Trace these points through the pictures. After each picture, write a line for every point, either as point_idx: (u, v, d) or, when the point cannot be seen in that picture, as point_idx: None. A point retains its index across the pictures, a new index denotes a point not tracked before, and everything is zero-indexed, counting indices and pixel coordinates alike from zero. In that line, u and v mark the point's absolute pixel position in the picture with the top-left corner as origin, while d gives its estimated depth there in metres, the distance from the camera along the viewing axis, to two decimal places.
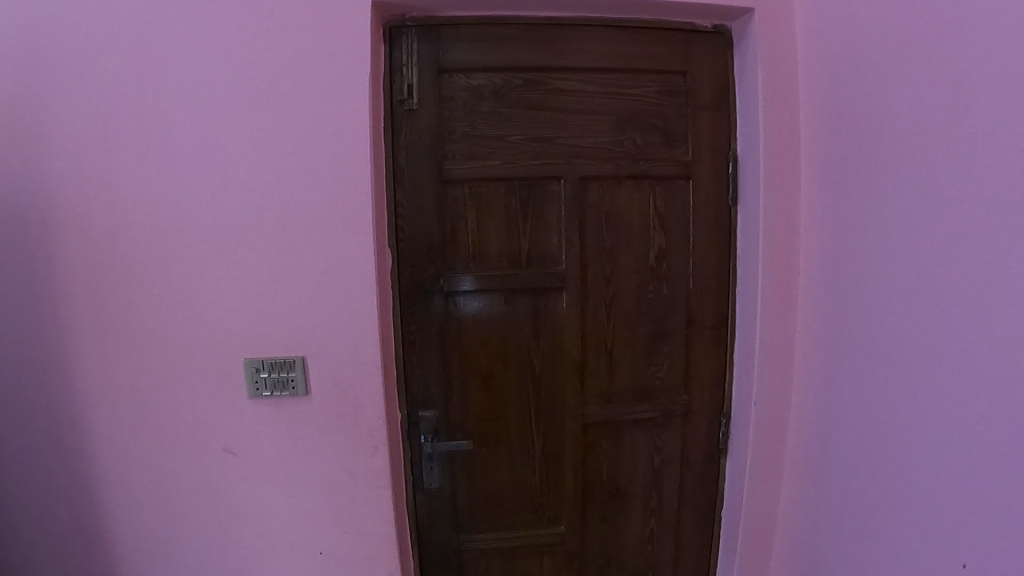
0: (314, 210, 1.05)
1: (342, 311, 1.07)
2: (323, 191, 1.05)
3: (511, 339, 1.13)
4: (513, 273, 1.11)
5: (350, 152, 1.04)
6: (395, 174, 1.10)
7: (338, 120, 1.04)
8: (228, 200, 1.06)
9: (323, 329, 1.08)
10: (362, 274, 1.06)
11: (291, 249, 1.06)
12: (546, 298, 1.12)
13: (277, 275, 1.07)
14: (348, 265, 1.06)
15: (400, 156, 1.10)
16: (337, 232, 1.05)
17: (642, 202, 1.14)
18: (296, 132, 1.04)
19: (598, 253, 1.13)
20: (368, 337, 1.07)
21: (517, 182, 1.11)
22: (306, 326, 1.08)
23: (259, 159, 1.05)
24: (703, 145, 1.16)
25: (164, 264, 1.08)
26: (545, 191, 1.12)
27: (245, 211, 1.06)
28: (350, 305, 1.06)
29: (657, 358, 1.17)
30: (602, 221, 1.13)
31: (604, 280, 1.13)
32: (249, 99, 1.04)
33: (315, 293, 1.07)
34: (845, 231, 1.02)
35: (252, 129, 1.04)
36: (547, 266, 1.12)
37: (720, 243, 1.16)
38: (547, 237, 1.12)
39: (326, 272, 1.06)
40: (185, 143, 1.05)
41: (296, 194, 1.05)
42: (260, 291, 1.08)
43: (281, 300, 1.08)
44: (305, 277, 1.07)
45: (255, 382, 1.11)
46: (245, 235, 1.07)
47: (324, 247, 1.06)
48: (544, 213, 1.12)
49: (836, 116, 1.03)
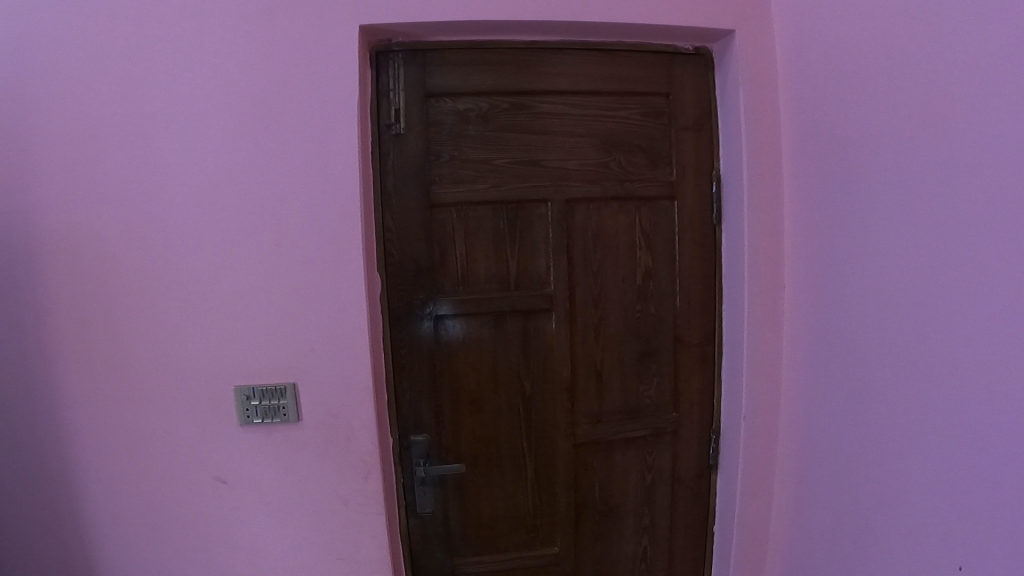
0: (303, 237, 1.05)
1: (333, 336, 1.07)
2: (312, 218, 1.05)
3: (501, 361, 1.13)
4: (501, 296, 1.11)
5: (339, 178, 1.05)
6: (383, 199, 1.11)
7: (326, 146, 1.04)
8: (218, 229, 1.06)
9: (314, 354, 1.07)
10: (353, 298, 1.06)
11: (281, 276, 1.06)
12: (534, 319, 1.13)
13: (267, 302, 1.07)
14: (338, 289, 1.06)
15: (387, 180, 1.11)
16: (327, 258, 1.05)
17: (629, 222, 1.14)
18: (285, 159, 1.04)
19: (586, 274, 1.13)
20: (359, 362, 1.07)
21: (504, 205, 1.12)
22: (297, 352, 1.08)
23: (248, 187, 1.05)
24: (687, 164, 1.17)
25: (154, 293, 1.08)
26: (532, 214, 1.12)
27: (235, 239, 1.06)
28: (341, 331, 1.06)
29: (646, 377, 1.17)
30: (590, 241, 1.13)
31: (593, 301, 1.13)
32: (238, 127, 1.04)
33: (305, 320, 1.07)
34: (830, 247, 1.04)
35: (241, 156, 1.04)
36: (535, 287, 1.12)
37: (707, 261, 1.17)
38: (534, 259, 1.12)
39: (317, 298, 1.06)
40: (173, 171, 1.05)
41: (286, 222, 1.05)
42: (250, 318, 1.08)
43: (272, 327, 1.08)
44: (295, 303, 1.07)
45: (246, 410, 1.11)
46: (234, 263, 1.07)
47: (314, 273, 1.06)
48: (531, 235, 1.12)
49: (818, 134, 1.06)
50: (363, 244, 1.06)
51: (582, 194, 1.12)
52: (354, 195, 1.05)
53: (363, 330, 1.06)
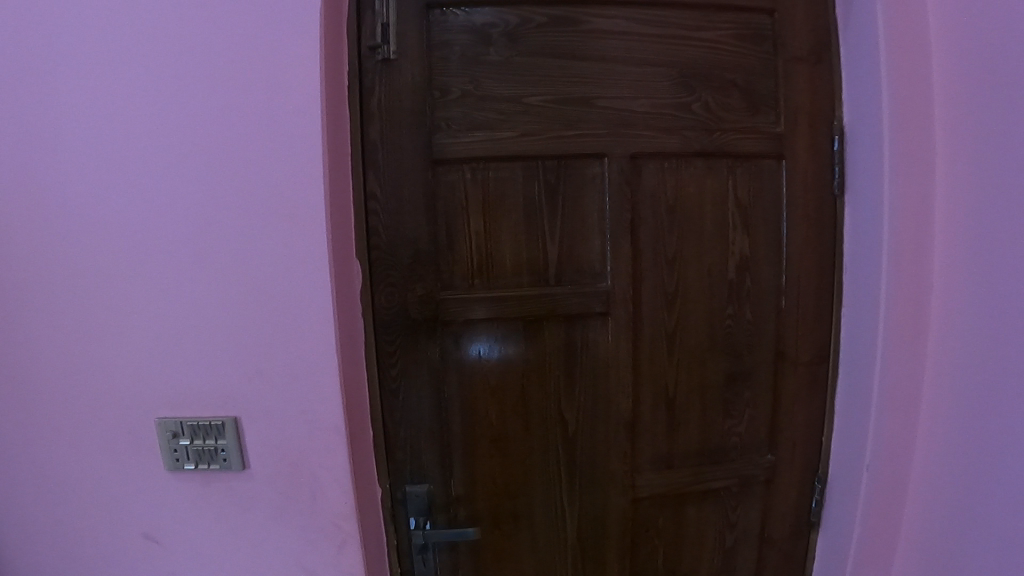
0: (242, 203, 0.70)
1: (288, 353, 0.72)
2: (254, 175, 0.70)
3: (534, 387, 0.79)
4: (536, 295, 0.77)
5: (292, 117, 0.69)
6: (366, 155, 0.76)
7: (274, 71, 0.69)
8: (118, 191, 0.70)
9: (262, 379, 0.73)
10: (315, 298, 0.71)
11: (211, 263, 0.71)
12: (583, 327, 0.78)
13: (193, 302, 0.72)
14: (294, 284, 0.71)
15: (371, 127, 0.76)
16: (278, 235, 0.70)
17: (719, 190, 0.79)
18: (215, 87, 0.69)
19: (658, 263, 0.78)
20: (327, 392, 0.72)
21: (540, 163, 0.77)
22: (237, 375, 0.74)
23: (160, 128, 0.69)
24: (798, 110, 0.82)
25: (28, 285, 0.72)
26: (581, 175, 0.77)
27: (143, 207, 0.70)
28: (300, 345, 0.72)
29: (734, 408, 0.84)
30: (664, 216, 0.78)
31: (667, 302, 0.79)
32: (148, 37, 0.68)
33: (247, 327, 0.72)
34: (1014, 230, 0.68)
35: (152, 81, 0.69)
36: (584, 282, 0.77)
37: (824, 247, 0.83)
38: (585, 241, 0.77)
39: (264, 296, 0.71)
40: (50, 103, 0.69)
41: (217, 181, 0.70)
42: (170, 325, 0.73)
43: (201, 338, 0.73)
44: (234, 303, 0.72)
45: (173, 453, 0.77)
46: (143, 243, 0.71)
47: (260, 258, 0.71)
48: (581, 206, 0.77)
49: (1004, 59, 0.68)
50: (332, 216, 0.71)
51: (653, 149, 0.77)
52: (315, 143, 0.69)
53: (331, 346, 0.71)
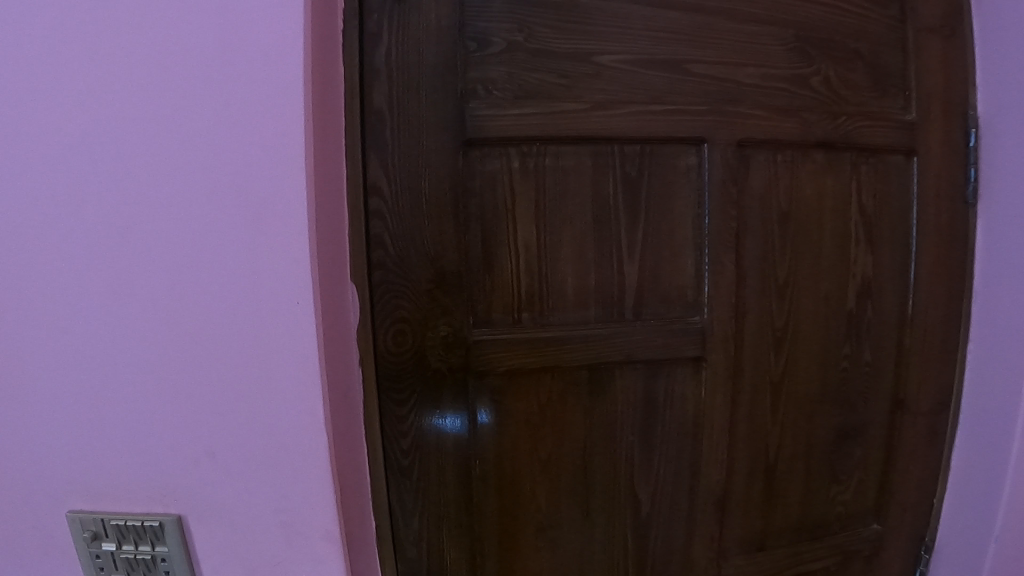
0: (178, 195, 0.44)
1: (255, 424, 0.48)
2: (197, 151, 0.43)
3: (598, 456, 0.58)
4: (609, 335, 0.55)
5: (256, 60, 0.43)
6: (366, 130, 0.52)
7: None
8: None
9: (215, 463, 0.49)
10: (292, 345, 0.46)
11: (134, 286, 0.45)
12: (668, 378, 0.57)
13: (108, 346, 0.47)
14: (262, 323, 0.46)
15: (375, 90, 0.52)
16: (237, 249, 0.45)
17: (841, 193, 0.60)
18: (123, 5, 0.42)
19: (766, 290, 0.58)
20: (312, 480, 0.49)
21: (616, 151, 0.55)
22: (178, 457, 0.49)
23: (43, 72, 0.42)
24: (931, 93, 0.64)
25: None
26: (672, 168, 0.55)
27: (15, 203, 0.44)
28: (271, 414, 0.47)
29: (841, 472, 0.66)
30: (776, 227, 0.58)
31: (775, 341, 0.59)
32: None
33: (194, 386, 0.47)
34: None
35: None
36: (672, 316, 0.56)
37: (954, 269, 0.65)
38: (677, 261, 0.56)
39: (218, 340, 0.46)
40: None
41: (141, 159, 0.43)
42: (73, 382, 0.47)
43: (123, 400, 0.48)
44: (172, 350, 0.46)
45: (96, 560, 0.52)
46: (24, 253, 0.45)
47: (209, 282, 0.45)
48: (670, 211, 0.55)
49: None
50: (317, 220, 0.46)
51: (764, 135, 0.57)
52: (293, 104, 0.43)
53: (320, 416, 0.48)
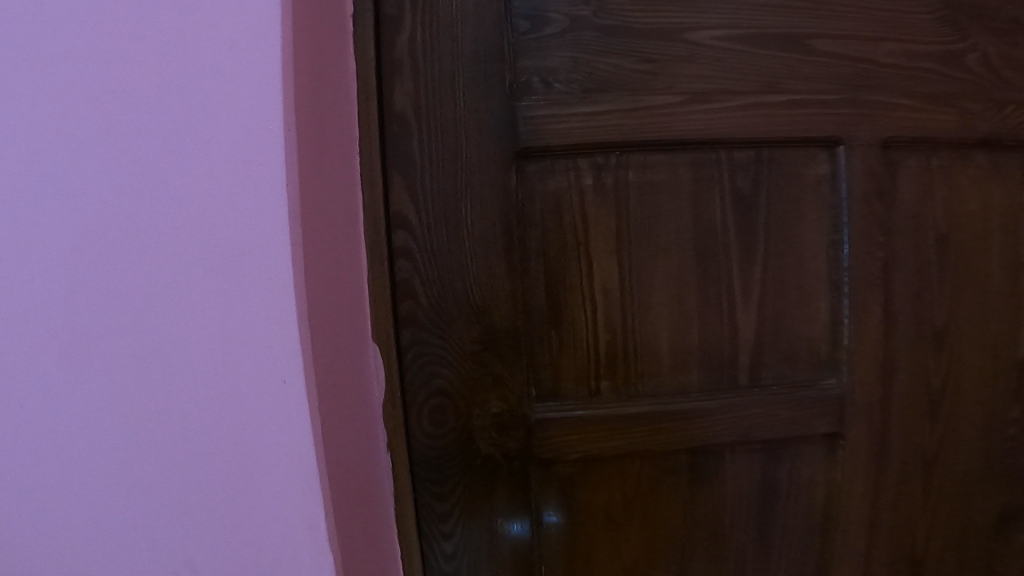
0: (128, 241, 0.32)
1: (238, 546, 0.35)
2: (153, 182, 0.31)
3: (701, 561, 0.44)
4: (720, 407, 0.41)
5: (231, 57, 0.31)
6: (385, 141, 0.37)
7: None
8: None
9: None
10: (286, 440, 0.34)
11: (69, 366, 0.33)
12: (793, 458, 0.43)
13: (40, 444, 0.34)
14: (242, 415, 0.33)
15: (396, 86, 0.37)
16: (207, 314, 0.32)
17: (1012, 206, 0.45)
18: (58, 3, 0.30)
19: (921, 338, 0.44)
20: None
21: (720, 158, 0.41)
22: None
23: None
24: None
25: None
26: (796, 182, 0.42)
27: None
28: (260, 533, 0.35)
29: (1007, 566, 0.51)
30: (932, 256, 0.44)
31: (929, 405, 0.45)
32: None
33: (157, 498, 0.35)
34: None
35: None
36: (800, 379, 0.42)
37: None
38: (807, 305, 0.42)
39: (186, 436, 0.34)
40: None
41: (75, 192, 0.31)
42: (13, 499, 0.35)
43: (63, 512, 0.35)
44: (125, 451, 0.34)
45: None
46: None
47: (174, 361, 0.33)
48: (796, 238, 0.42)
49: None
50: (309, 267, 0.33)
51: (916, 134, 0.43)
52: None
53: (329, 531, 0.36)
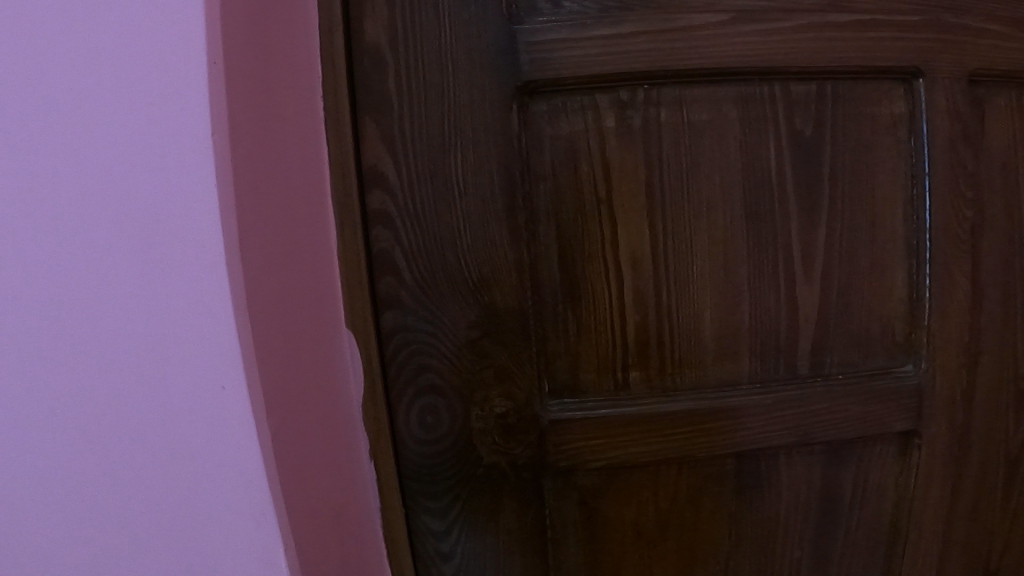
0: (5, 217, 0.24)
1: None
2: (32, 137, 0.23)
3: None
4: (773, 400, 0.34)
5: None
6: (354, 80, 0.30)
7: None
8: None
9: None
10: (227, 467, 0.26)
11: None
12: (858, 459, 0.36)
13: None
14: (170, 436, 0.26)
15: (365, 11, 0.29)
16: (114, 311, 0.24)
17: None
18: None
19: (1009, 315, 0.37)
20: None
21: (774, 94, 0.33)
22: None
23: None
24: None
25: None
26: (870, 125, 0.34)
27: None
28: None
29: None
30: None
31: (1017, 396, 0.38)
32: None
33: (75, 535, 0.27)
34: None
35: None
36: (868, 365, 0.36)
37: None
38: (879, 277, 0.35)
39: (99, 468, 0.26)
40: None
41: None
42: None
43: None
44: (25, 490, 0.27)
45: None
46: None
47: (76, 373, 0.25)
48: (865, 200, 0.34)
49: None
50: (249, 241, 0.25)
51: (1008, 67, 0.35)
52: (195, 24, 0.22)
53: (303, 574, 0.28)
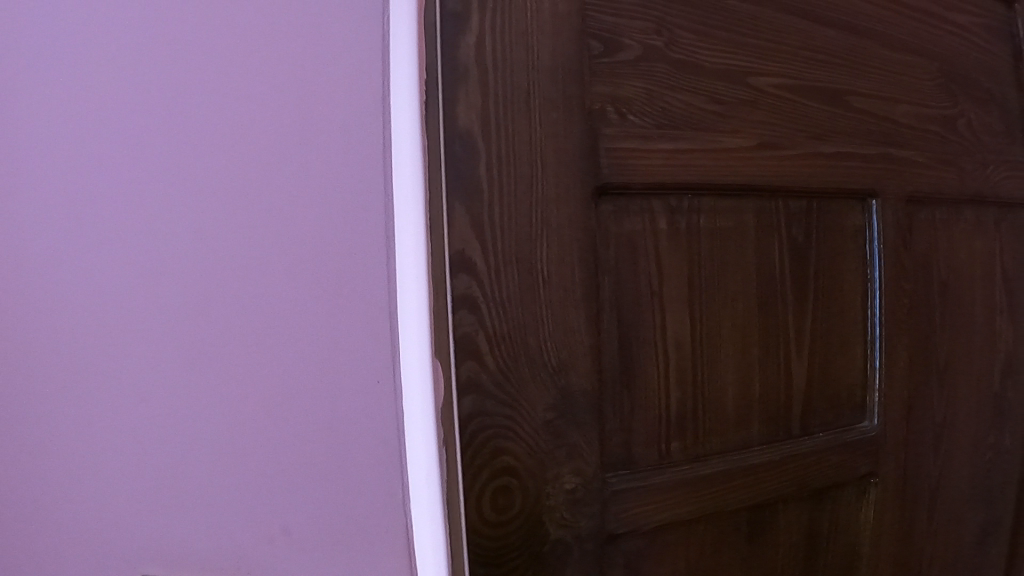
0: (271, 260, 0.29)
1: None
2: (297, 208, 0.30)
3: None
4: (777, 457, 0.41)
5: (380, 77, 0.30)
6: (445, 166, 0.30)
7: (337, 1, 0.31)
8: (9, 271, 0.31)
9: None
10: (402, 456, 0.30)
11: (166, 375, 0.30)
12: (832, 501, 0.44)
13: (99, 441, 0.31)
14: (335, 421, 0.30)
15: (458, 98, 0.30)
16: (344, 317, 0.29)
17: (989, 255, 0.50)
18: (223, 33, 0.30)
19: (928, 373, 0.47)
20: None
21: (779, 207, 0.40)
22: None
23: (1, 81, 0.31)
24: None
25: None
26: (839, 231, 0.43)
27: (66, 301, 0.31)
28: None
29: None
30: (935, 300, 0.47)
31: (933, 439, 0.49)
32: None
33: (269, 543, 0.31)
34: None
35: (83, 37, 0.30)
36: (838, 423, 0.44)
37: None
38: (846, 350, 0.44)
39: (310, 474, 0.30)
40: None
41: (192, 178, 0.29)
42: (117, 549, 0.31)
43: (136, 525, 0.31)
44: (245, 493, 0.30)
45: None
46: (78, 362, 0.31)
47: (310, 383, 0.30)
48: (837, 289, 0.43)
49: None
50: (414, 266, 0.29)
51: (928, 188, 0.46)
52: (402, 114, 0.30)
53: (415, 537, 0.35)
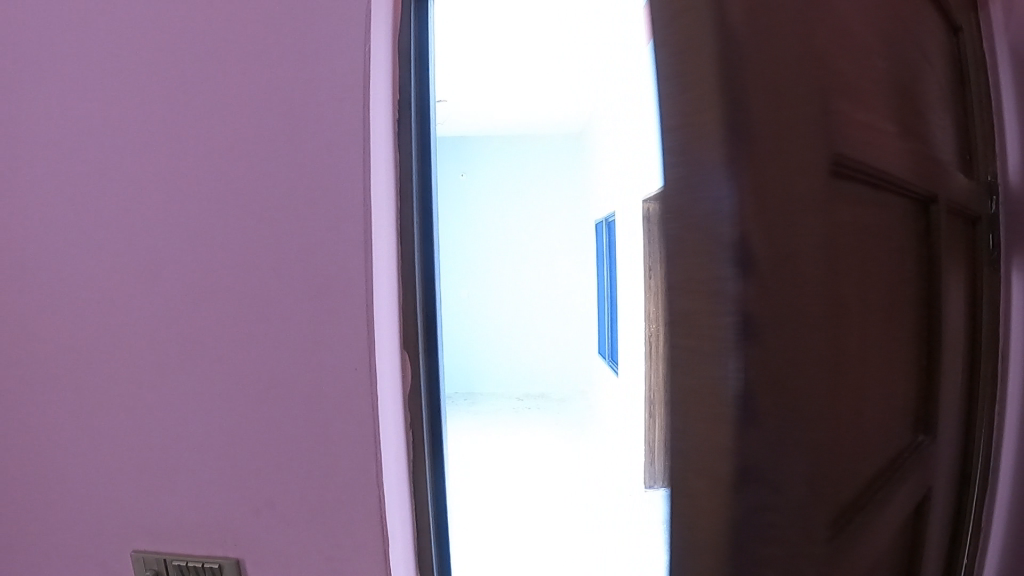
0: (305, 265, 0.49)
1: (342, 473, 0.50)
2: (316, 231, 0.49)
3: None
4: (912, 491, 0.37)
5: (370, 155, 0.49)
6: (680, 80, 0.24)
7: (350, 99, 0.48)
8: (147, 262, 0.51)
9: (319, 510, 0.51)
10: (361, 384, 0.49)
11: (242, 331, 0.51)
12: None
13: (179, 366, 0.52)
14: (333, 364, 0.49)
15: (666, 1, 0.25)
16: (347, 301, 0.49)
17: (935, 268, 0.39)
18: (280, 125, 0.49)
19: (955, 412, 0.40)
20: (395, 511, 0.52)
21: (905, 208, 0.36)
22: (279, 497, 0.52)
23: (122, 140, 0.51)
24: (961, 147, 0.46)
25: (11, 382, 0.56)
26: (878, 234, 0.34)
27: (179, 283, 0.51)
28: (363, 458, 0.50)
29: None
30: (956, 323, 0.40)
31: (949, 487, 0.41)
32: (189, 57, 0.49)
33: (292, 433, 0.51)
34: None
35: (199, 122, 0.50)
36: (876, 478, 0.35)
37: None
38: (891, 381, 0.36)
39: (322, 393, 0.50)
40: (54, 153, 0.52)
41: (263, 214, 0.49)
42: (208, 433, 0.53)
43: (226, 417, 0.52)
44: (284, 404, 0.51)
45: None
46: (185, 320, 0.51)
47: (320, 341, 0.49)
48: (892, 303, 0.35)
49: None
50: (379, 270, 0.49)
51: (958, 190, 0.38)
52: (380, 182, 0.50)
53: (366, 438, 0.50)
